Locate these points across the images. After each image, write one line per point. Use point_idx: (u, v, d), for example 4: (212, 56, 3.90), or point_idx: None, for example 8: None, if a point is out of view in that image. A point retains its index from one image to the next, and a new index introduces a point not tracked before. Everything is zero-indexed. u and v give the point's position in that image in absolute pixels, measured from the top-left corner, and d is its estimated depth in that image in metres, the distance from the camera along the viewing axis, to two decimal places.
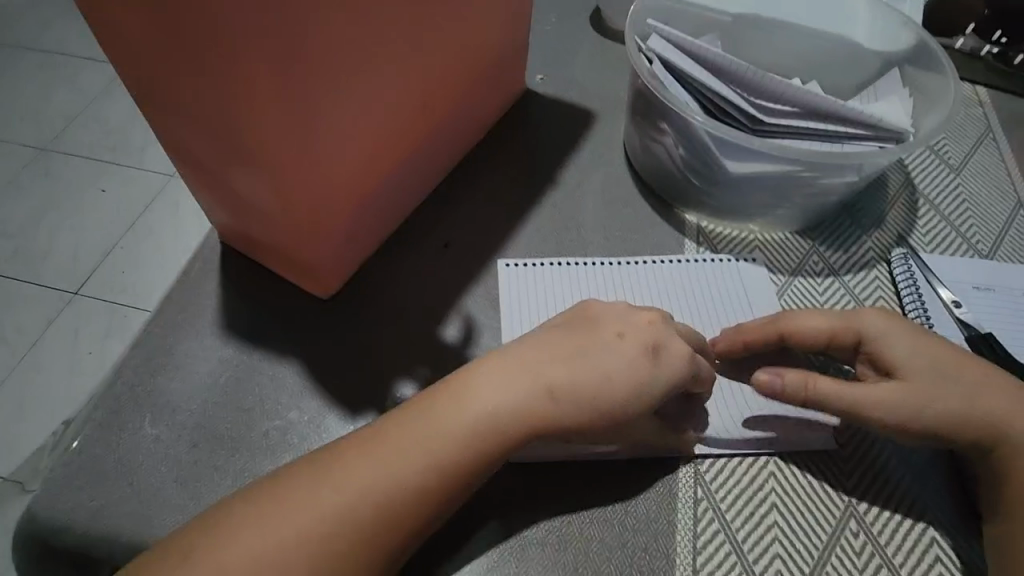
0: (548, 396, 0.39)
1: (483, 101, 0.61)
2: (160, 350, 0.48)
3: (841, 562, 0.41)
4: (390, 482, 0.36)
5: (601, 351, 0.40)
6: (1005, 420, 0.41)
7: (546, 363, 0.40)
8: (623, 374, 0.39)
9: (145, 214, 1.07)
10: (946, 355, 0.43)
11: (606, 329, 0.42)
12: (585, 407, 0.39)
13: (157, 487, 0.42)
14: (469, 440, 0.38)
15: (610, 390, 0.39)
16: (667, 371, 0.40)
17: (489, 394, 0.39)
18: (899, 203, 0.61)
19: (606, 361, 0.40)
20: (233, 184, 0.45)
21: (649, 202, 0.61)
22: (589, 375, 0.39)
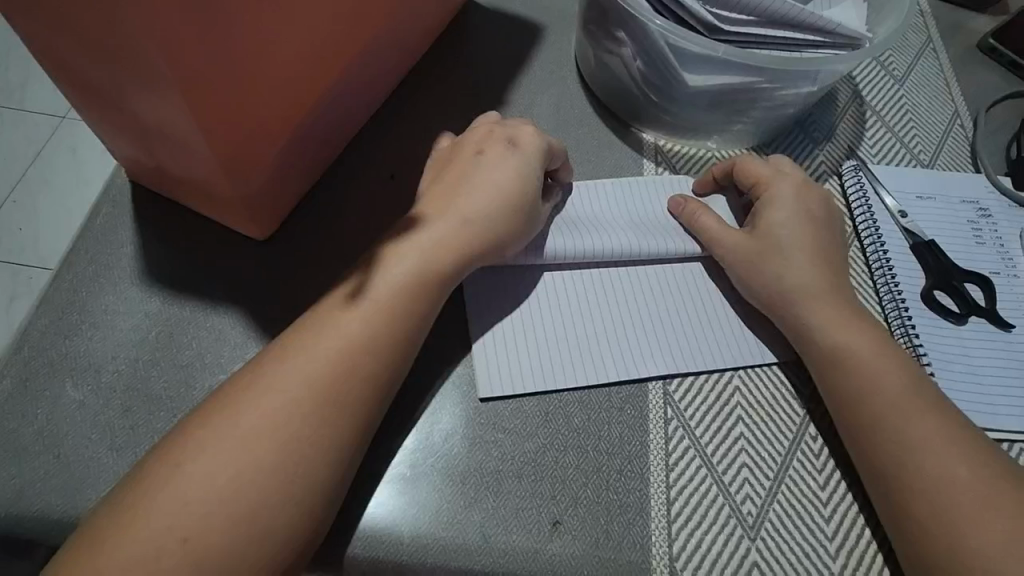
0: (457, 216, 0.42)
1: (421, 12, 0.54)
2: (72, 307, 0.42)
3: (802, 465, 0.43)
4: (338, 364, 0.36)
5: (475, 171, 0.44)
6: (838, 303, 0.44)
7: (450, 201, 0.43)
8: (509, 184, 0.44)
9: (38, 159, 0.94)
10: (818, 224, 0.48)
11: (467, 149, 0.46)
12: (488, 213, 0.42)
13: (89, 458, 0.38)
14: (404, 287, 0.39)
15: (510, 194, 0.43)
16: (526, 162, 0.45)
17: (404, 257, 0.40)
18: (849, 115, 0.61)
19: (490, 168, 0.44)
20: (136, 110, 0.38)
21: (603, 120, 0.58)
22: (486, 192, 0.43)
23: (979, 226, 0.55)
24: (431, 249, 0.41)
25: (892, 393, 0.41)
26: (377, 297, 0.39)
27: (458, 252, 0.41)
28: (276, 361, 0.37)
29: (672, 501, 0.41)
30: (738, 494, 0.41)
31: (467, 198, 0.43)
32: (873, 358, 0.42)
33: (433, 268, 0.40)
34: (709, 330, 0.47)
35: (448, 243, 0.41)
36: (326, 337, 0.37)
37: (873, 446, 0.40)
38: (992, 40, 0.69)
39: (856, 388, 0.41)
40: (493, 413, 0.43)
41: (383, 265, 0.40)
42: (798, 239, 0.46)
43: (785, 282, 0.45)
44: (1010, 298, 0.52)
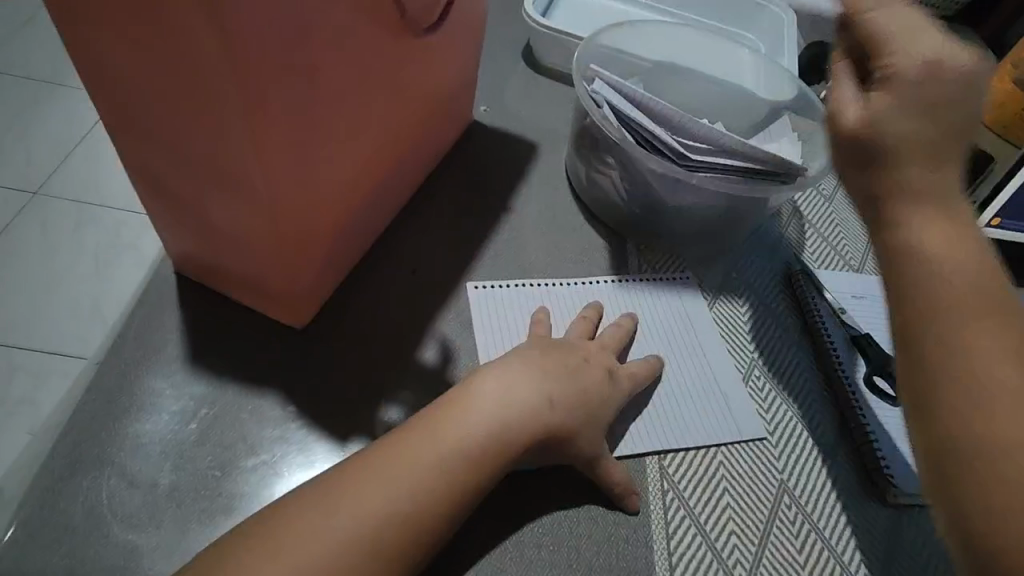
0: (543, 397, 0.44)
1: (438, 133, 0.64)
2: (121, 390, 0.45)
3: (781, 532, 0.49)
4: (411, 490, 0.38)
5: (579, 370, 0.47)
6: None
7: (547, 377, 0.45)
8: (598, 394, 0.47)
9: (6, 232, 1.04)
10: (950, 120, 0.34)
11: (580, 348, 0.50)
12: (564, 414, 0.44)
13: (138, 536, 0.40)
14: (472, 451, 0.40)
15: (596, 403, 0.47)
16: (619, 388, 0.49)
17: (491, 400, 0.42)
18: (791, 228, 0.73)
19: (587, 373, 0.48)
20: (212, 216, 0.45)
21: (592, 225, 0.67)
22: (576, 388, 0.46)
23: None
24: (503, 411, 0.42)
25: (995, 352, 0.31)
26: (452, 450, 0.40)
27: (535, 427, 0.42)
28: (376, 453, 0.40)
29: (674, 567, 0.45)
30: (730, 559, 0.47)
31: (557, 386, 0.45)
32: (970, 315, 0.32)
33: (510, 432, 0.42)
34: (695, 414, 0.54)
35: (519, 420, 0.42)
36: (392, 457, 0.39)
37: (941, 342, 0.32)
38: None
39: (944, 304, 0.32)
40: (512, 489, 0.47)
41: (460, 428, 0.41)
42: (939, 193, 0.34)
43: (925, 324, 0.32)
44: None
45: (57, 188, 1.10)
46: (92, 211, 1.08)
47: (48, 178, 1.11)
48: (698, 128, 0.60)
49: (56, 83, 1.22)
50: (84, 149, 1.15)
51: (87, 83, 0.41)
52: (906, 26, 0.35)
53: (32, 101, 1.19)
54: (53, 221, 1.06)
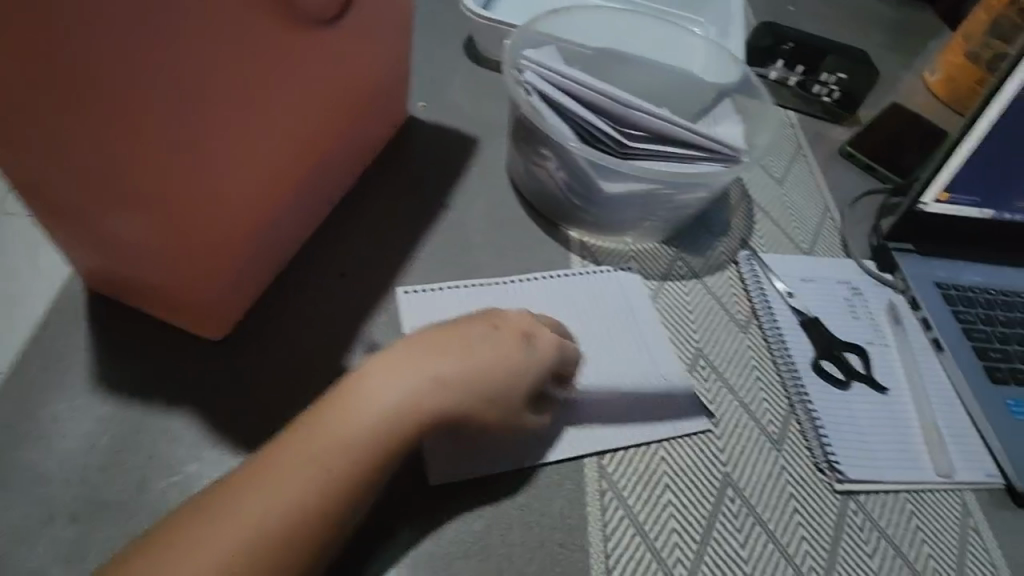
0: (435, 380, 0.39)
1: (368, 130, 0.62)
2: (22, 417, 0.43)
3: (723, 527, 0.47)
4: (299, 504, 0.35)
5: (479, 341, 0.43)
6: None
7: (440, 358, 0.41)
8: (506, 370, 0.43)
9: None
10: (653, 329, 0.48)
11: (482, 320, 0.45)
12: (469, 395, 0.41)
13: (36, 570, 0.38)
14: (368, 446, 0.37)
15: (506, 381, 0.43)
16: (532, 360, 0.45)
17: (382, 399, 0.38)
18: (740, 212, 0.71)
19: (487, 347, 0.43)
20: (108, 228, 0.42)
21: (534, 220, 0.66)
22: (476, 365, 0.41)
23: (854, 303, 0.65)
24: (403, 408, 0.38)
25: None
26: (346, 457, 0.36)
27: (426, 420, 0.39)
28: (262, 461, 0.36)
29: (611, 569, 0.44)
30: (670, 559, 0.45)
31: (453, 366, 0.41)
32: None
33: (409, 427, 0.38)
34: (635, 410, 0.52)
35: (415, 409, 0.38)
36: (279, 471, 0.35)
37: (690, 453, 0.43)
38: (849, 147, 0.83)
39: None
40: (442, 500, 0.45)
41: (354, 422, 0.37)
42: None
43: None
44: (884, 364, 0.61)
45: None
46: None
47: None
48: (637, 114, 0.59)
49: None
50: None
51: None
52: None
53: None
54: None
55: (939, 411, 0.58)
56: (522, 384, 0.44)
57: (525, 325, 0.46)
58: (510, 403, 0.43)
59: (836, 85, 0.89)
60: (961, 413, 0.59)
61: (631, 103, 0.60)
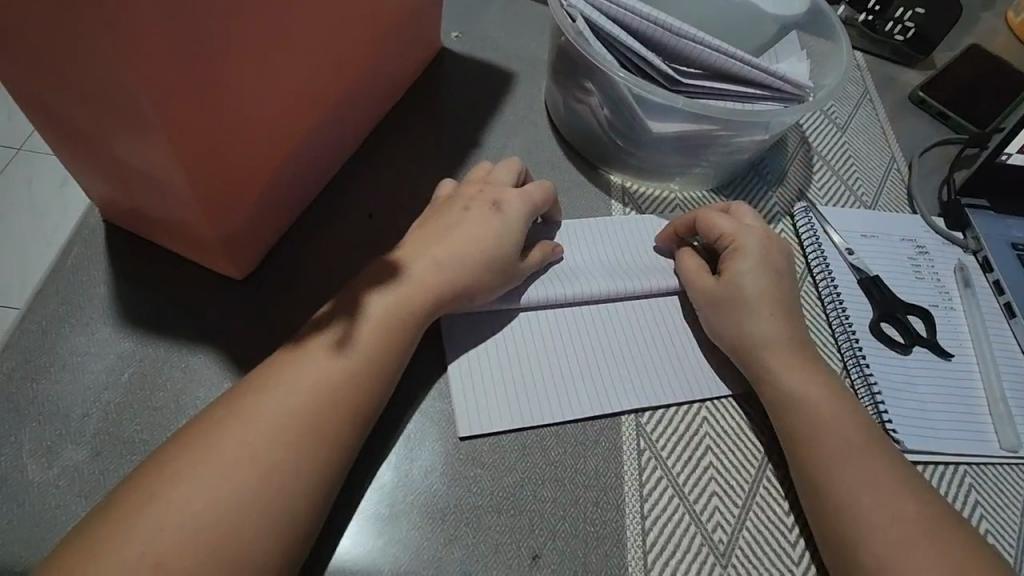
0: (431, 262, 0.44)
1: (398, 60, 0.57)
2: (42, 349, 0.41)
3: (767, 494, 0.45)
4: (304, 421, 0.36)
5: (453, 224, 0.46)
6: (857, 436, 0.42)
7: (428, 244, 0.45)
8: (486, 239, 0.46)
9: None
10: (777, 276, 0.49)
11: (456, 204, 0.48)
12: (462, 266, 0.44)
13: (57, 503, 0.37)
14: (384, 327, 0.41)
15: (492, 249, 0.46)
16: (508, 222, 0.47)
17: (376, 302, 0.41)
18: (797, 161, 0.65)
19: (470, 224, 0.46)
20: (118, 157, 0.39)
21: (573, 162, 0.61)
22: (460, 241, 0.45)
23: (918, 262, 0.60)
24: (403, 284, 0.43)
25: (855, 428, 0.43)
26: (346, 368, 0.39)
27: (425, 300, 0.43)
28: (265, 381, 0.38)
29: (647, 531, 0.42)
30: (709, 522, 0.43)
31: (443, 248, 0.45)
32: (845, 447, 0.42)
33: (399, 330, 0.41)
34: (675, 366, 0.49)
35: (418, 286, 0.43)
36: (287, 390, 0.37)
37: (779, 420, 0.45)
38: (921, 93, 0.75)
39: (817, 405, 0.44)
40: (471, 453, 0.43)
41: (367, 304, 0.41)
42: (820, 383, 0.45)
43: (751, 336, 0.46)
44: (949, 329, 0.56)
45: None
46: None
47: None
48: (691, 44, 0.53)
49: None
50: None
51: None
52: (739, 248, 0.49)
53: None
54: None
55: (1007, 381, 0.54)
56: (508, 247, 0.46)
57: (488, 195, 0.48)
58: (503, 267, 0.46)
59: (909, 21, 0.80)
60: None
61: (686, 32, 0.53)
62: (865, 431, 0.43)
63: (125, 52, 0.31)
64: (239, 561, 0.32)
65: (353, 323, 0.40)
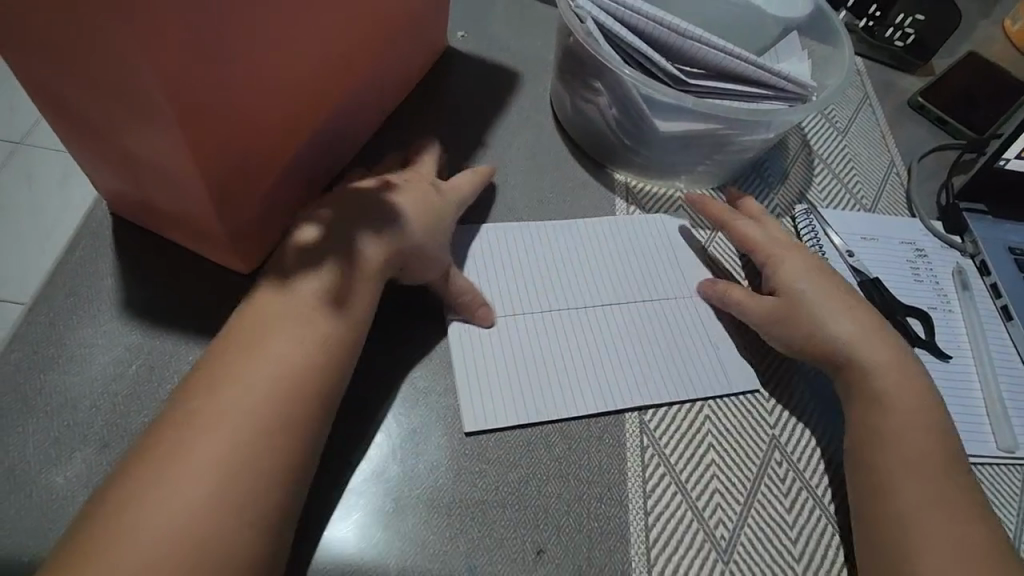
0: (397, 220, 0.45)
1: (405, 59, 0.58)
2: (49, 340, 0.42)
3: (769, 491, 0.45)
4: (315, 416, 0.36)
5: (399, 189, 0.47)
6: (922, 440, 0.43)
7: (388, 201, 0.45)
8: (433, 206, 0.48)
9: None
10: (837, 286, 0.50)
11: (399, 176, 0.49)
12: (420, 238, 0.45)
13: (64, 494, 0.37)
14: None
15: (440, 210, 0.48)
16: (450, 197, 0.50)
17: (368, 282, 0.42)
18: (798, 163, 0.66)
19: (413, 187, 0.48)
20: (129, 150, 0.39)
21: (578, 160, 0.62)
22: (420, 202, 0.47)
23: (917, 265, 0.60)
24: (386, 261, 0.43)
25: (920, 431, 0.44)
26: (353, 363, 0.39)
27: None
28: None
29: (650, 527, 0.42)
30: (711, 518, 0.43)
31: (396, 201, 0.46)
32: (908, 454, 0.43)
33: None
34: (679, 363, 0.49)
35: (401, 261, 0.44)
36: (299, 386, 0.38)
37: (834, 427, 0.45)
38: (920, 98, 0.76)
39: (891, 401, 0.45)
40: (477, 449, 0.43)
41: None
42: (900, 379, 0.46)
43: (828, 335, 0.47)
44: (948, 331, 0.57)
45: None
46: None
47: None
48: (696, 45, 0.54)
49: None
50: None
51: None
52: (807, 263, 0.52)
53: None
54: None
55: (1005, 382, 0.55)
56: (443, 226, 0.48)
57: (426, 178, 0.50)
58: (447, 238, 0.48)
59: (909, 28, 0.81)
60: None
61: (692, 32, 0.54)
62: (935, 435, 0.44)
63: (143, 42, 0.31)
64: (249, 553, 0.33)
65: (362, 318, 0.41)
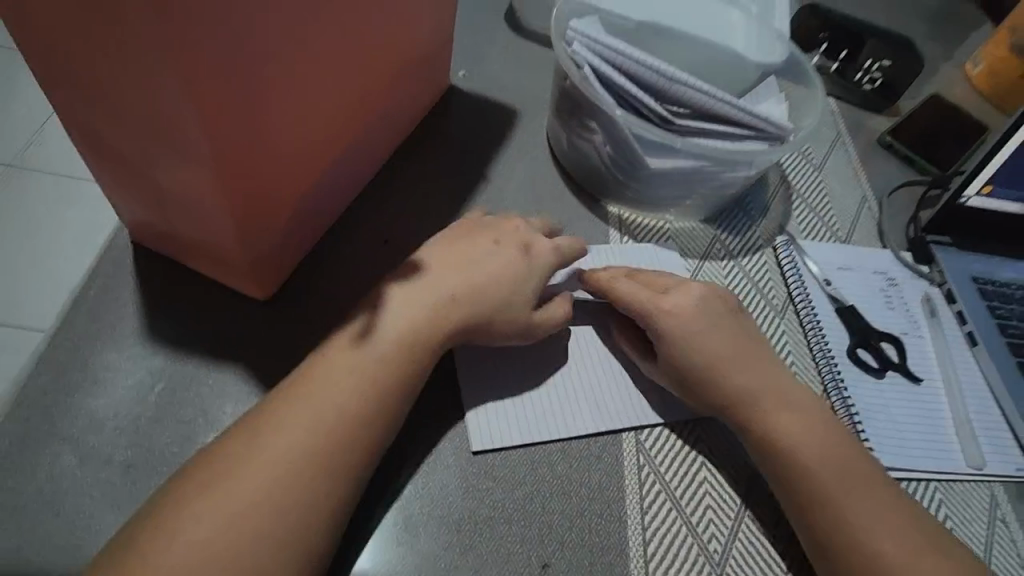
0: (444, 294, 0.46)
1: (412, 97, 0.61)
2: (74, 365, 0.43)
3: (758, 506, 0.48)
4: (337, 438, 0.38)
5: (478, 256, 0.48)
6: (857, 474, 0.45)
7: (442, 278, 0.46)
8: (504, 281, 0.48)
9: None
10: (733, 335, 0.50)
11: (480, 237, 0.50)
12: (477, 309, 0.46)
13: (91, 514, 0.38)
14: (405, 347, 0.43)
15: (495, 284, 0.47)
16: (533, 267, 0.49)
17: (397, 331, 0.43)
18: (778, 197, 0.71)
19: (493, 260, 0.48)
20: (161, 183, 0.42)
21: (574, 193, 0.65)
22: (478, 280, 0.47)
23: (889, 293, 0.65)
24: (415, 305, 0.45)
25: (848, 462, 0.46)
26: (371, 386, 0.41)
27: (443, 322, 0.45)
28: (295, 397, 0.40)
29: (648, 542, 0.45)
30: (704, 532, 0.46)
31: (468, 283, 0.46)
32: (845, 492, 0.44)
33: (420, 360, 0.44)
34: None
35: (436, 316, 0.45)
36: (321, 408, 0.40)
37: (774, 452, 0.46)
38: (889, 137, 0.82)
39: (815, 446, 0.46)
40: (483, 467, 0.46)
41: (387, 321, 0.44)
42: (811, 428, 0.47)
43: (755, 402, 0.47)
44: (919, 355, 0.61)
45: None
46: None
47: None
48: (683, 89, 0.58)
49: None
50: None
51: (18, 37, 0.37)
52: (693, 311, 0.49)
53: None
54: None
55: (972, 404, 0.59)
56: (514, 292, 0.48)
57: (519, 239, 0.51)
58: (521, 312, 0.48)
59: (878, 72, 0.87)
60: (993, 406, 0.60)
61: (679, 77, 0.58)
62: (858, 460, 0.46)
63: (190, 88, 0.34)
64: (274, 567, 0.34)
65: (377, 342, 0.43)
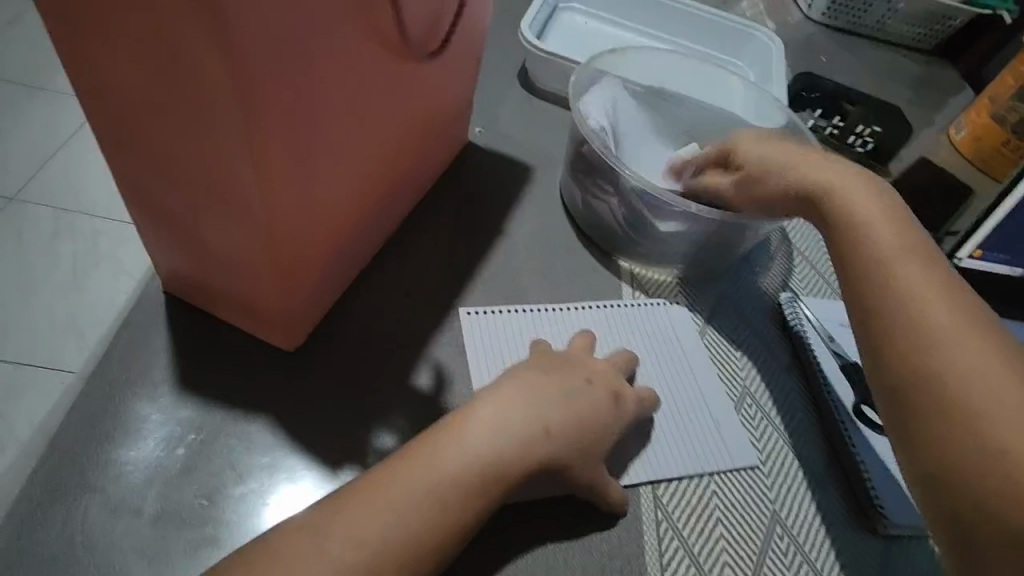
0: (541, 426, 0.44)
1: (435, 154, 0.64)
2: (105, 415, 0.44)
3: (773, 564, 0.49)
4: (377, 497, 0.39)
5: (574, 390, 0.47)
6: None
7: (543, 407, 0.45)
8: (592, 413, 0.47)
9: None
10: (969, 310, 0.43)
11: (578, 374, 0.49)
12: (565, 435, 0.45)
13: (120, 567, 0.39)
14: None
15: (590, 420, 0.47)
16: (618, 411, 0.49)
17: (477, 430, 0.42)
18: (780, 256, 0.73)
19: (588, 397, 0.47)
20: (206, 237, 0.44)
21: (587, 248, 0.67)
22: (577, 417, 0.46)
23: None
24: (497, 425, 0.42)
25: None
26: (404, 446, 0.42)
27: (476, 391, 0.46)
28: None
29: None
30: None
31: (549, 406, 0.45)
32: None
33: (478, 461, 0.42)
34: (688, 442, 0.54)
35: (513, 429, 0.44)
36: None
37: (955, 422, 0.38)
38: None
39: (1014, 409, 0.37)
40: (508, 523, 0.46)
41: None
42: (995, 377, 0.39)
43: (951, 365, 0.40)
44: None
45: (37, 196, 1.09)
46: (74, 221, 1.07)
47: (26, 184, 1.10)
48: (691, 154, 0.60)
49: (47, 90, 1.21)
50: (64, 156, 1.14)
51: (85, 102, 0.39)
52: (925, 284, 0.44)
53: (15, 107, 1.18)
54: (28, 232, 1.05)
55: None
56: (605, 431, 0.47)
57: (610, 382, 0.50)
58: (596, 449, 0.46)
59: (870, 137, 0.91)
60: None
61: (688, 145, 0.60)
62: None
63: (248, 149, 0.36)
64: None
65: None
